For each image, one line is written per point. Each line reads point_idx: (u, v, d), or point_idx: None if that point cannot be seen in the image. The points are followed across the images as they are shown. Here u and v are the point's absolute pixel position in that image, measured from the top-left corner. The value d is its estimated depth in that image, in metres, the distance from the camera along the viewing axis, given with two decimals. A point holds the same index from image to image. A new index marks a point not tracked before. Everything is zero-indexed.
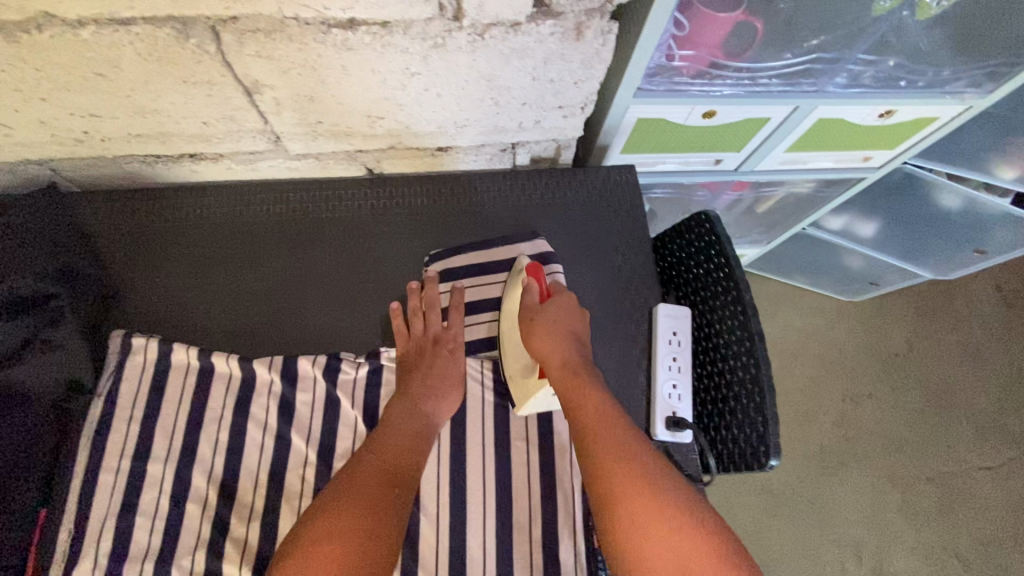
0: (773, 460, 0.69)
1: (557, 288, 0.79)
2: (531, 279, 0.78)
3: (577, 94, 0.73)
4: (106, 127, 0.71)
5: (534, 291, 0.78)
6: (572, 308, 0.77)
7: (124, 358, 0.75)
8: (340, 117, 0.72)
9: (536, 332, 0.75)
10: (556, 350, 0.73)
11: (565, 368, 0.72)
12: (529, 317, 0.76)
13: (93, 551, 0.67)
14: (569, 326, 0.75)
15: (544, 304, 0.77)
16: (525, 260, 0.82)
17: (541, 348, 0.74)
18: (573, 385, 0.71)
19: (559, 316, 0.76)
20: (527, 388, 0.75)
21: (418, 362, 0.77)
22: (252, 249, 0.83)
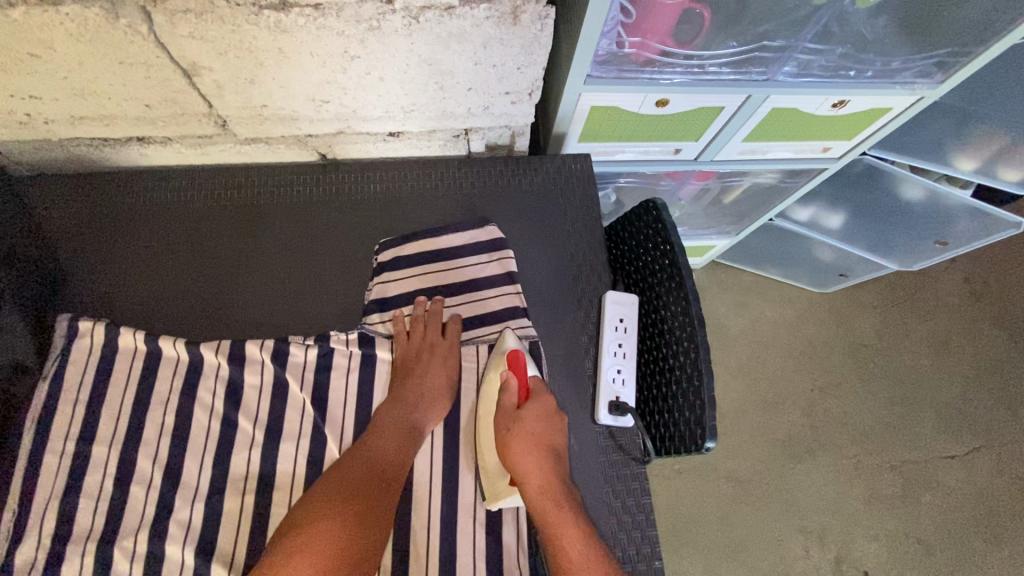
0: (710, 443, 0.70)
1: (538, 388, 0.77)
2: (509, 374, 0.76)
3: (522, 80, 0.74)
4: (47, 109, 0.71)
5: (511, 388, 0.76)
6: (549, 411, 0.75)
7: (69, 341, 0.74)
8: (285, 100, 0.73)
9: (513, 443, 0.72)
10: (535, 481, 0.70)
11: (540, 485, 0.70)
12: (506, 425, 0.74)
13: (36, 533, 0.67)
14: (545, 440, 0.73)
15: (521, 409, 0.75)
16: (508, 341, 0.79)
17: (514, 461, 0.71)
18: (547, 502, 0.69)
19: (536, 425, 0.73)
20: (498, 489, 0.73)
21: (410, 376, 0.77)
22: (203, 233, 0.83)
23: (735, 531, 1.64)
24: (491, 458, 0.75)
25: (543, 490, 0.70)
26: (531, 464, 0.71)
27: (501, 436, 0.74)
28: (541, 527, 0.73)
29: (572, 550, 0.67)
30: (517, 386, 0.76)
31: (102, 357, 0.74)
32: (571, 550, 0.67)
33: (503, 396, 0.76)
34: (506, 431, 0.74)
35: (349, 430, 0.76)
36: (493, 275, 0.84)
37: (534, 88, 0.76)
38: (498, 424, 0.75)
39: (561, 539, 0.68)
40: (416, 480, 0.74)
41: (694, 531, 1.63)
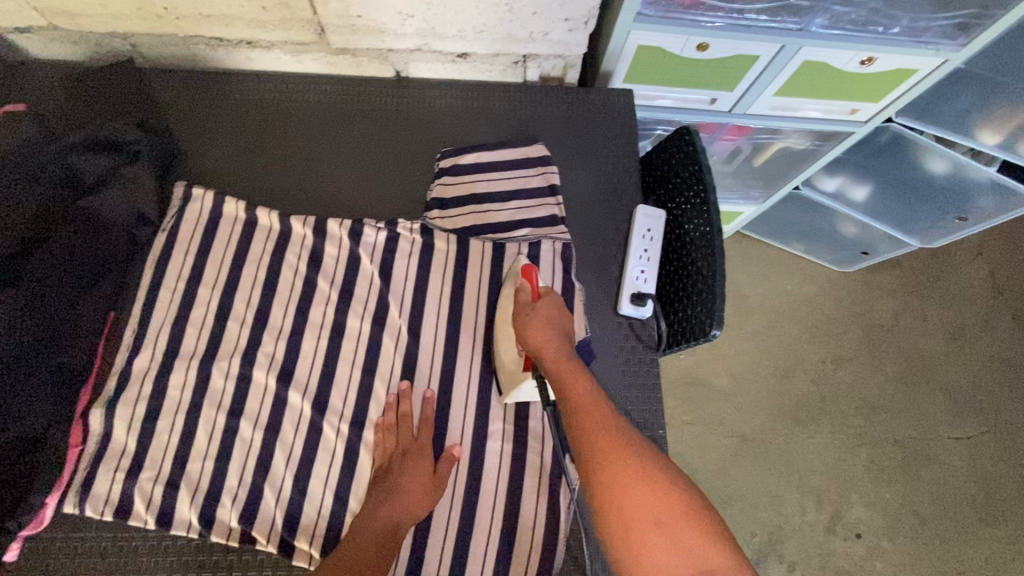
0: (716, 330, 0.80)
1: (550, 292, 0.84)
2: (525, 281, 0.84)
3: (581, 7, 0.85)
4: (182, 5, 0.85)
5: (525, 290, 0.84)
6: (562, 306, 0.82)
7: (185, 204, 0.89)
8: (377, 12, 0.86)
9: (529, 329, 0.79)
10: (551, 350, 0.77)
11: (560, 361, 0.75)
12: (524, 315, 0.81)
13: (152, 348, 0.82)
14: (557, 324, 0.80)
15: (536, 302, 0.82)
16: (520, 262, 0.89)
17: (532, 341, 0.78)
18: (568, 371, 0.74)
19: (551, 312, 0.81)
20: (513, 379, 0.82)
21: (400, 441, 0.80)
22: (291, 128, 0.97)
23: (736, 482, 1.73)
24: (511, 353, 0.83)
25: (558, 362, 0.75)
26: (553, 352, 0.77)
27: (519, 325, 0.81)
28: None
29: (591, 417, 0.69)
30: (530, 288, 0.83)
31: (209, 218, 0.89)
32: (588, 414, 0.69)
33: (519, 295, 0.84)
34: (523, 317, 0.81)
35: (407, 301, 0.89)
36: (537, 186, 0.96)
37: (590, 17, 0.88)
38: (516, 318, 0.82)
39: (580, 399, 0.71)
40: (461, 343, 0.87)
41: (694, 477, 1.73)
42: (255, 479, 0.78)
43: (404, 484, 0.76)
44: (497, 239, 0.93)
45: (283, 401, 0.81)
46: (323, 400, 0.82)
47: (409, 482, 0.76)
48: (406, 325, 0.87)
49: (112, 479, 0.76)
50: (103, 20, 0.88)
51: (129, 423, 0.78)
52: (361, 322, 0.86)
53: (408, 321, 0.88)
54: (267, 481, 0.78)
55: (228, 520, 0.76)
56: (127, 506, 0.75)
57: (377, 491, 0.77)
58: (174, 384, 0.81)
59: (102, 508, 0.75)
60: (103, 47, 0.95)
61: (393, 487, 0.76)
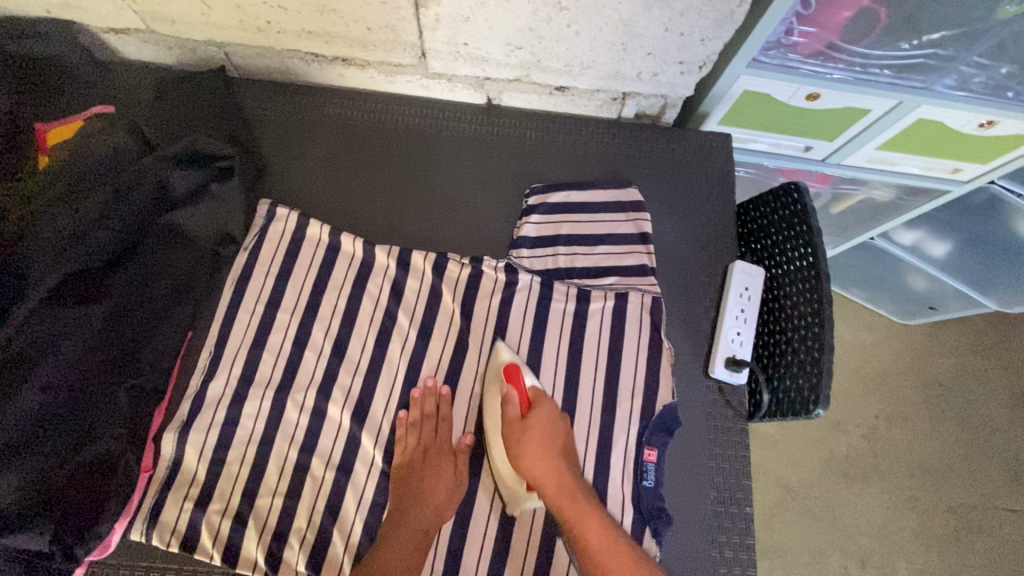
0: (820, 409, 0.74)
1: (537, 397, 0.79)
2: (510, 388, 0.78)
3: (700, 52, 0.81)
4: (286, 20, 0.82)
5: (514, 399, 0.78)
6: (552, 414, 0.78)
7: (268, 223, 0.86)
8: (485, 42, 0.82)
9: (523, 456, 0.74)
10: (555, 481, 0.73)
11: (573, 503, 0.72)
12: (516, 436, 0.75)
13: (226, 373, 0.79)
14: (553, 437, 0.76)
15: (526, 418, 0.77)
16: (502, 355, 0.82)
17: (531, 476, 0.74)
18: (576, 508, 0.72)
19: (544, 426, 0.76)
20: (517, 493, 0.76)
21: (421, 440, 0.78)
22: (377, 152, 0.94)
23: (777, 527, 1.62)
24: (504, 463, 0.77)
25: (565, 492, 0.73)
26: (557, 484, 0.73)
27: (513, 445, 0.75)
28: (645, 458, 0.79)
29: (594, 531, 0.70)
30: (517, 398, 0.78)
31: (291, 240, 0.86)
32: (612, 563, 0.68)
33: (507, 407, 0.78)
34: (515, 439, 0.75)
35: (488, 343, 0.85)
36: (627, 233, 0.91)
37: (706, 61, 0.83)
38: (506, 438, 0.76)
39: (598, 553, 0.69)
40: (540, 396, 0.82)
41: None
42: (325, 522, 0.75)
43: (425, 488, 0.75)
44: (583, 285, 0.88)
45: (356, 440, 0.79)
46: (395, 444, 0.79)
47: (430, 488, 0.75)
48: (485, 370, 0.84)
49: (179, 510, 0.74)
50: (201, 28, 0.86)
51: (201, 451, 0.76)
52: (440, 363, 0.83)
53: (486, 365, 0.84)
54: (336, 524, 0.75)
55: (294, 563, 0.73)
56: (193, 539, 0.73)
57: (398, 503, 0.75)
58: (247, 413, 0.78)
59: (168, 538, 0.72)
60: (196, 54, 0.93)
61: (412, 496, 0.75)
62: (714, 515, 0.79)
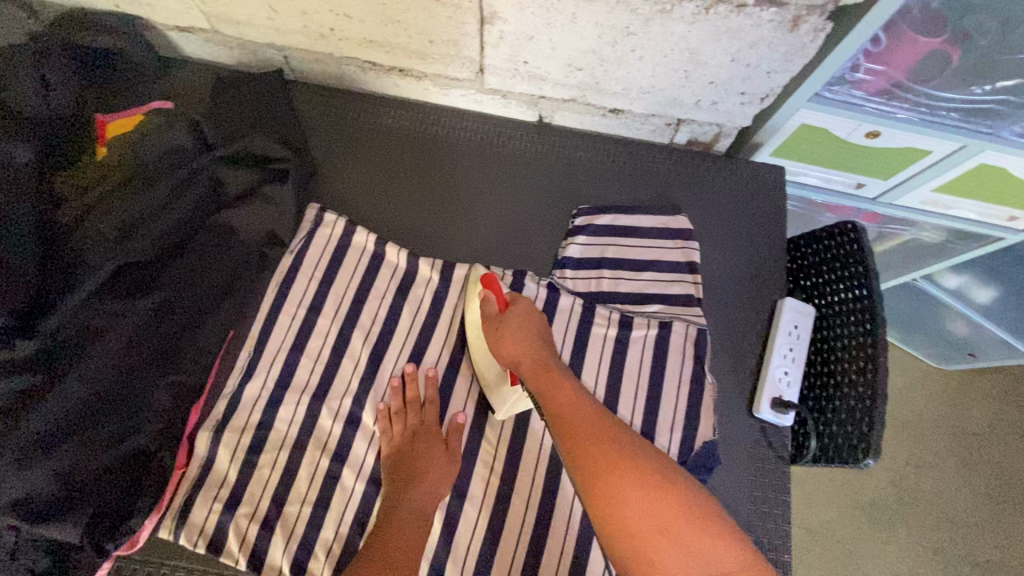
0: (870, 460, 0.71)
1: (515, 297, 0.81)
2: (487, 290, 0.81)
3: (766, 84, 0.79)
4: (350, 29, 0.82)
5: (490, 301, 0.80)
6: (530, 312, 0.79)
7: (314, 228, 0.86)
8: (546, 62, 0.82)
9: (503, 342, 0.76)
10: (529, 360, 0.75)
11: (566, 404, 0.70)
12: (494, 327, 0.78)
13: (263, 376, 0.79)
14: (528, 334, 0.77)
15: (503, 314, 0.79)
16: (479, 271, 0.86)
17: (511, 360, 0.75)
18: (564, 407, 0.70)
19: (521, 320, 0.78)
20: (501, 393, 0.78)
21: (407, 424, 0.77)
22: (428, 163, 0.94)
23: (792, 560, 1.57)
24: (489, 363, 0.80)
25: (541, 370, 0.74)
26: (537, 366, 0.74)
27: (491, 339, 0.77)
28: None
29: (582, 420, 0.69)
30: (495, 300, 0.80)
31: (337, 246, 0.86)
32: (583, 430, 0.68)
33: (485, 307, 0.80)
34: (494, 330, 0.77)
35: None
36: (674, 261, 0.89)
37: (769, 92, 0.81)
38: (485, 333, 0.78)
39: (573, 419, 0.69)
40: None
41: None
42: (352, 534, 0.73)
43: (420, 471, 0.74)
44: (626, 311, 0.86)
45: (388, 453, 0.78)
46: None
47: (425, 469, 0.74)
48: None
49: (208, 511, 0.73)
50: (265, 31, 0.87)
51: (233, 453, 0.75)
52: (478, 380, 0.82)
53: None
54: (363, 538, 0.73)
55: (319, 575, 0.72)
56: (219, 541, 0.72)
57: (393, 483, 0.74)
58: (282, 418, 0.77)
59: (195, 539, 0.72)
60: (257, 57, 0.94)
61: (408, 481, 0.73)
62: None
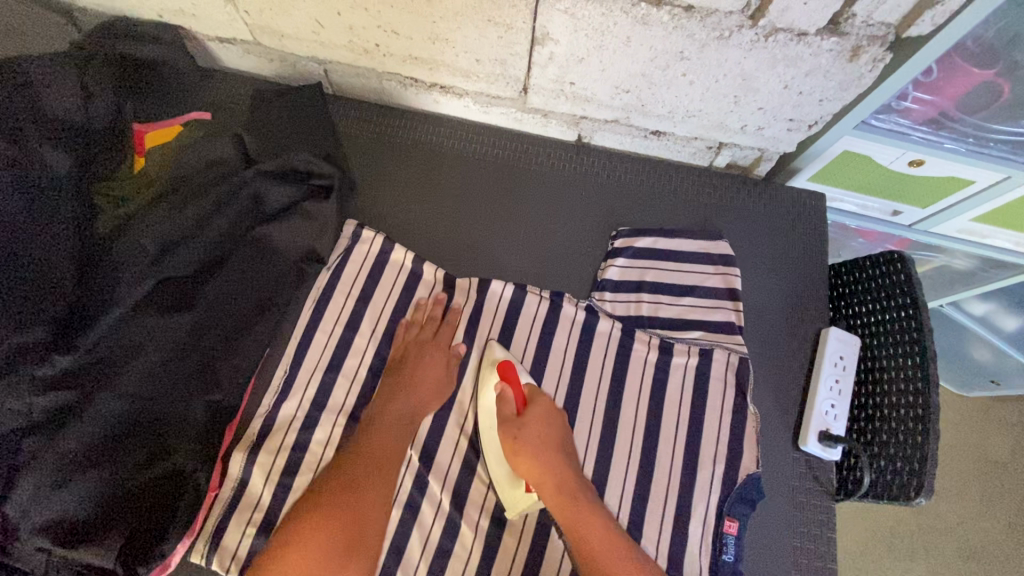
0: (923, 498, 0.69)
1: (533, 394, 0.78)
2: (506, 386, 0.77)
3: (816, 112, 0.78)
4: (396, 45, 0.82)
5: (509, 397, 0.77)
6: (549, 414, 0.77)
7: (352, 244, 0.85)
8: (592, 83, 0.81)
9: (518, 452, 0.74)
10: (551, 480, 0.72)
11: (570, 509, 0.71)
12: (512, 432, 0.75)
13: (299, 395, 0.78)
14: (547, 435, 0.75)
15: (522, 416, 0.76)
16: (496, 353, 0.81)
17: (528, 469, 0.73)
18: (573, 502, 0.71)
19: (541, 424, 0.76)
20: (516, 498, 0.74)
21: (420, 337, 0.81)
22: (465, 180, 0.93)
23: None
24: (497, 463, 0.76)
25: (560, 491, 0.72)
26: (554, 469, 0.73)
27: (508, 442, 0.75)
28: (725, 530, 0.75)
29: (603, 548, 0.69)
30: (512, 396, 0.77)
31: (373, 263, 0.85)
32: (600, 547, 0.69)
33: (503, 404, 0.77)
34: (511, 438, 0.75)
35: (564, 388, 0.82)
36: (714, 286, 0.87)
37: (818, 121, 0.81)
38: (503, 437, 0.75)
39: (587, 531, 0.70)
40: (616, 451, 0.79)
41: None
42: (389, 562, 0.72)
43: (416, 380, 0.77)
44: (666, 336, 0.85)
45: (424, 479, 0.76)
46: (464, 487, 0.76)
47: (421, 378, 0.78)
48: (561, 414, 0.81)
49: (241, 535, 0.71)
50: (308, 45, 0.86)
51: (268, 475, 0.74)
52: None
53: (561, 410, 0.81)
54: (400, 566, 0.72)
55: None
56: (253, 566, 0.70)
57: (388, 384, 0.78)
58: (317, 439, 0.76)
59: (228, 564, 0.70)
60: (297, 71, 0.93)
61: (404, 386, 0.77)
62: None
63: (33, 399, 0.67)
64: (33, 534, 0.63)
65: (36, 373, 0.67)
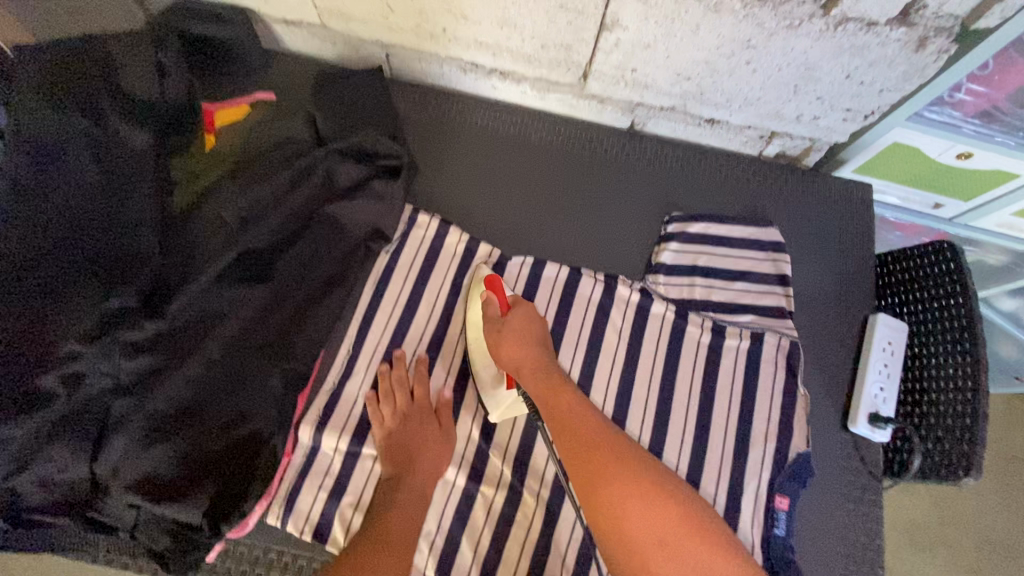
0: (972, 478, 0.72)
1: (517, 299, 0.79)
2: (490, 292, 0.79)
3: (874, 102, 0.80)
4: (463, 29, 0.84)
5: (492, 302, 0.79)
6: (531, 314, 0.78)
7: (411, 226, 0.88)
8: (654, 70, 0.83)
9: (502, 345, 0.75)
10: (532, 372, 0.73)
11: (546, 385, 0.73)
12: (494, 328, 0.76)
13: (364, 369, 0.80)
14: (529, 338, 0.76)
15: (505, 315, 0.77)
16: (484, 271, 0.84)
17: (512, 357, 0.74)
18: (558, 395, 0.72)
19: (521, 323, 0.76)
20: (500, 398, 0.77)
21: (399, 402, 0.77)
22: (520, 164, 0.95)
23: None
24: (488, 364, 0.79)
25: (548, 382, 0.73)
26: (534, 368, 0.74)
27: (491, 342, 0.76)
28: (777, 506, 0.78)
29: (590, 429, 0.69)
30: (498, 301, 0.79)
31: (429, 247, 0.87)
32: (597, 444, 0.68)
33: (486, 308, 0.78)
34: (493, 334, 0.76)
35: (618, 367, 0.84)
36: (764, 273, 0.89)
37: (875, 111, 0.83)
38: (486, 334, 0.77)
39: (578, 425, 0.69)
40: (670, 429, 0.81)
41: None
42: (454, 529, 0.75)
43: (417, 449, 0.74)
44: (718, 319, 0.87)
45: (485, 452, 0.78)
46: (523, 462, 0.78)
47: (420, 446, 0.74)
48: (616, 393, 0.83)
49: (314, 499, 0.74)
50: (375, 29, 0.88)
51: (337, 444, 0.76)
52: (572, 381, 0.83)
53: (616, 389, 0.83)
54: (465, 532, 0.75)
55: (422, 567, 0.73)
56: (326, 529, 0.73)
57: (393, 467, 0.73)
58: None
59: (302, 526, 0.73)
60: (358, 55, 0.95)
61: (404, 454, 0.74)
62: (843, 572, 0.77)
63: (121, 363, 0.70)
64: (123, 490, 0.66)
65: (126, 336, 0.71)
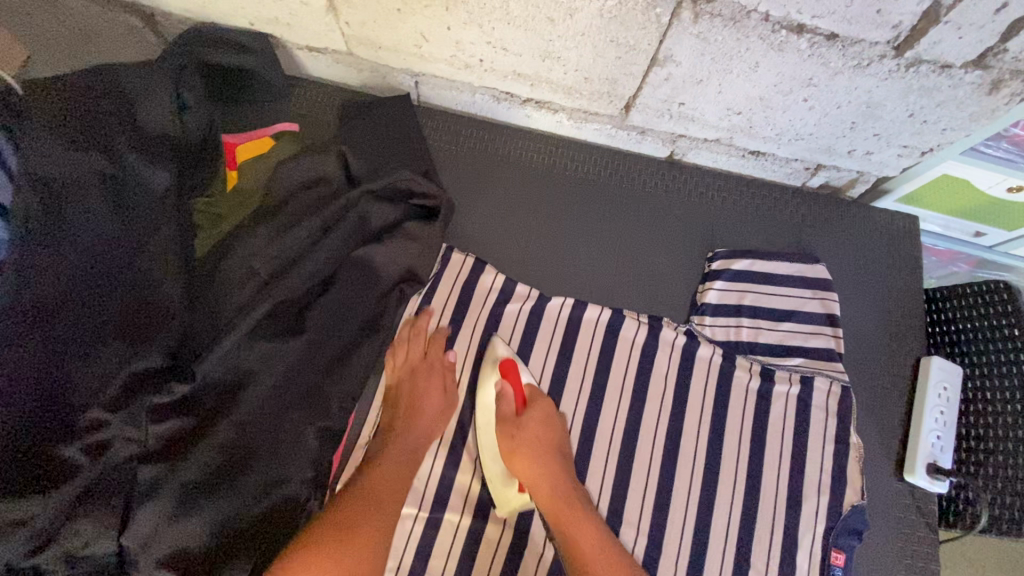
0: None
1: (534, 394, 0.77)
2: (506, 385, 0.76)
3: (934, 139, 0.77)
4: (502, 61, 0.79)
5: (509, 395, 0.76)
6: (548, 416, 0.76)
7: (445, 267, 0.84)
8: (704, 104, 0.79)
9: (517, 454, 0.73)
10: (547, 476, 0.72)
11: (557, 493, 0.72)
12: (510, 434, 0.74)
13: None
14: (546, 442, 0.74)
15: (521, 414, 0.75)
16: (499, 351, 0.79)
17: (524, 471, 0.72)
18: (569, 510, 0.71)
19: (537, 429, 0.74)
20: (506, 494, 0.75)
21: (411, 358, 0.78)
22: (555, 196, 0.91)
23: None
24: (494, 465, 0.76)
25: (556, 494, 0.72)
26: (547, 483, 0.72)
27: (507, 440, 0.74)
28: (832, 562, 0.75)
29: (597, 557, 0.69)
30: (512, 394, 0.76)
31: (464, 287, 0.84)
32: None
33: (502, 404, 0.76)
34: (510, 437, 0.74)
35: (665, 415, 0.81)
36: (813, 312, 0.86)
37: (933, 147, 0.79)
38: (499, 434, 0.74)
39: (586, 544, 0.70)
40: (720, 481, 0.78)
41: None
42: None
43: (415, 405, 0.75)
44: (767, 363, 0.84)
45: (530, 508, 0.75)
46: None
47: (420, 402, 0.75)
48: (663, 443, 0.80)
49: None
50: (406, 58, 0.83)
51: None
52: (616, 430, 0.80)
53: (663, 438, 0.80)
54: None
55: None
56: None
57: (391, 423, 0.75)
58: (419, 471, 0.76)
59: None
60: (385, 82, 0.90)
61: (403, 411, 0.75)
62: None
63: (149, 427, 0.67)
64: (155, 565, 0.63)
65: (154, 400, 0.68)
